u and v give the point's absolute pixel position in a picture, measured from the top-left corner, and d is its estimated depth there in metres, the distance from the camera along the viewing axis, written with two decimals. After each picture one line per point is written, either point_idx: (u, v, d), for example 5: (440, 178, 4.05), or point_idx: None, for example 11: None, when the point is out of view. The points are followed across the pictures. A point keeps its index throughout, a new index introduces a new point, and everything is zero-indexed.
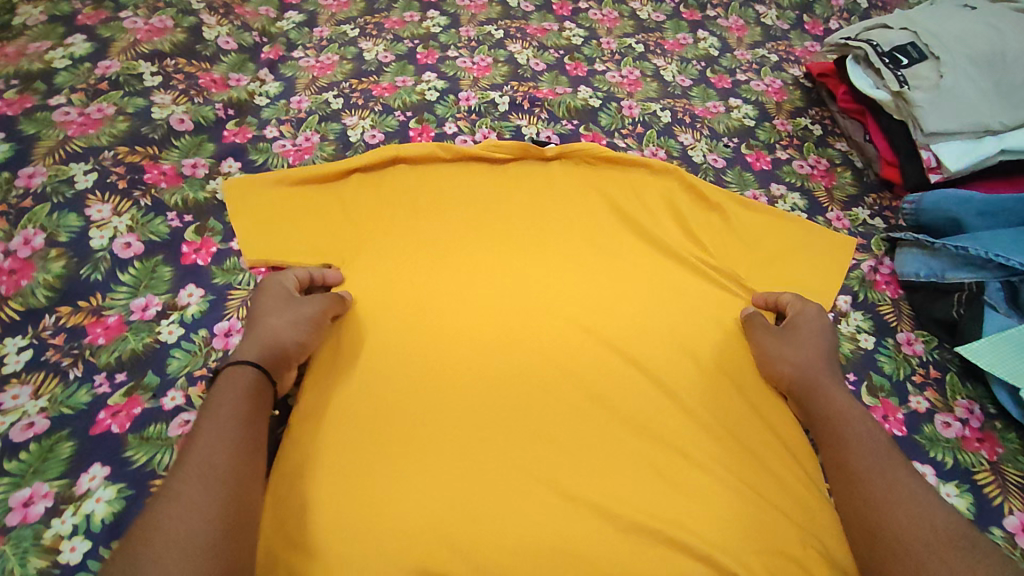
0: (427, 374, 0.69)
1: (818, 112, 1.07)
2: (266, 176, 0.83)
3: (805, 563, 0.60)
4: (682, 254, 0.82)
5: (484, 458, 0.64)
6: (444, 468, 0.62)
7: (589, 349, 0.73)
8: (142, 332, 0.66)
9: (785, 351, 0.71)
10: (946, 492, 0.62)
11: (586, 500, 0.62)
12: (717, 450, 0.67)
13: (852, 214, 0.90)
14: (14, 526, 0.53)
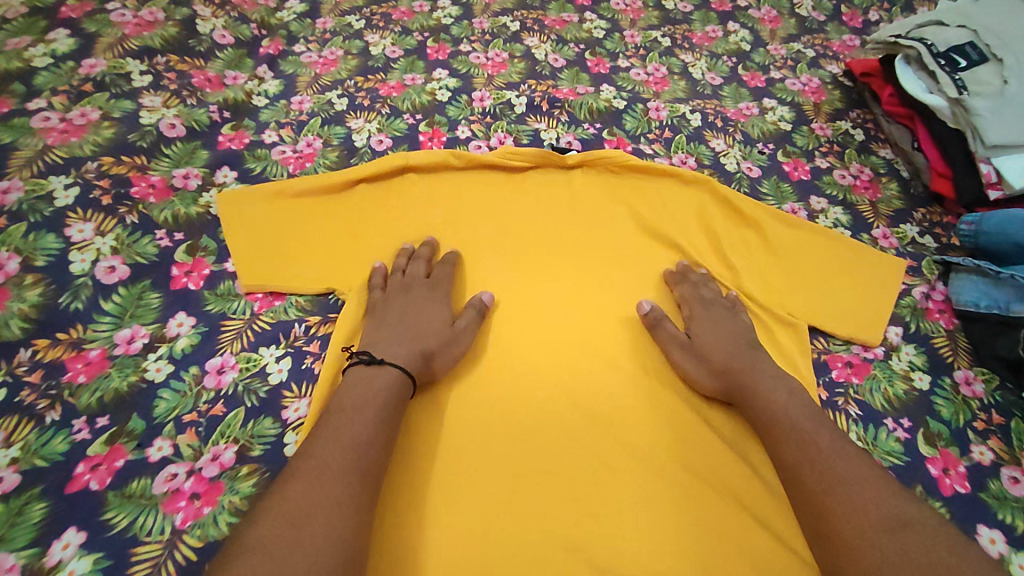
0: (457, 419, 0.64)
1: (860, 114, 0.99)
2: (261, 188, 0.76)
3: None
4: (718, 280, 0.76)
5: (505, 522, 0.59)
6: (474, 532, 0.58)
7: (617, 391, 0.67)
8: (127, 369, 0.61)
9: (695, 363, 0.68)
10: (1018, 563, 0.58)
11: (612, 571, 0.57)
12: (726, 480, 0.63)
13: (899, 231, 0.83)
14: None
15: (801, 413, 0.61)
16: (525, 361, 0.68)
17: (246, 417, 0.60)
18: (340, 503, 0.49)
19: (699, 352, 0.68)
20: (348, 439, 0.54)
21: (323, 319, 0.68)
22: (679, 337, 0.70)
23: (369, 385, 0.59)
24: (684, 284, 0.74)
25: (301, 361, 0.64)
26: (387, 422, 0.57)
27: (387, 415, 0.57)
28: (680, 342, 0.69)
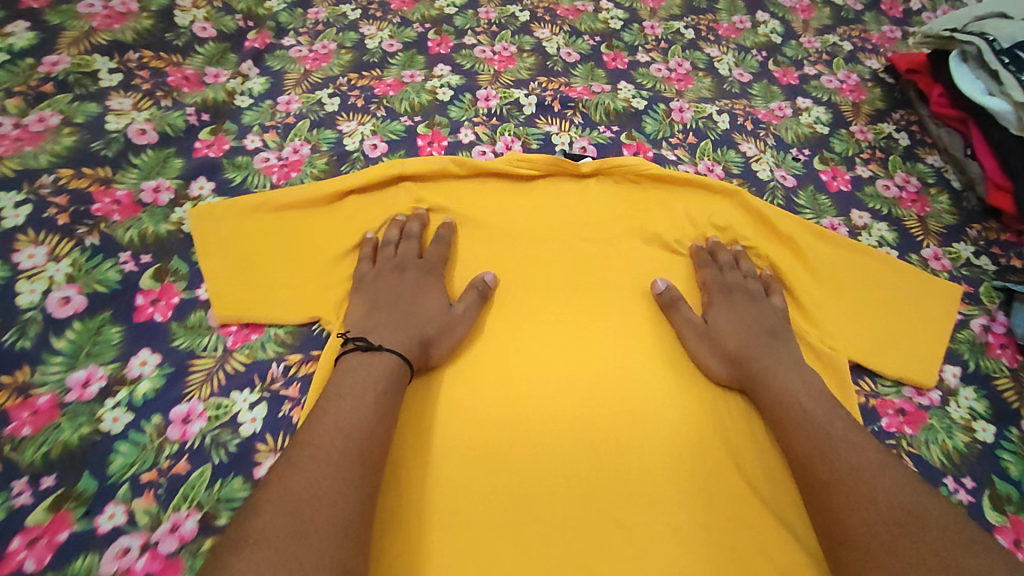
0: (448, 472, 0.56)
1: (904, 116, 0.90)
2: (237, 203, 0.68)
3: None
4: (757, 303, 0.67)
5: None
6: None
7: (640, 441, 0.58)
8: (80, 417, 0.55)
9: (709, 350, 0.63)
10: None
11: None
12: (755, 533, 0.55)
13: (953, 251, 0.75)
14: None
15: (821, 406, 0.57)
16: (532, 404, 0.59)
17: (212, 475, 0.54)
18: (339, 492, 0.46)
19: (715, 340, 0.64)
20: (345, 424, 0.50)
21: (304, 357, 0.61)
22: (694, 322, 0.65)
23: (366, 368, 0.55)
24: (708, 267, 0.70)
25: (278, 407, 0.58)
26: (387, 408, 0.53)
27: (387, 400, 0.54)
28: (693, 325, 0.65)
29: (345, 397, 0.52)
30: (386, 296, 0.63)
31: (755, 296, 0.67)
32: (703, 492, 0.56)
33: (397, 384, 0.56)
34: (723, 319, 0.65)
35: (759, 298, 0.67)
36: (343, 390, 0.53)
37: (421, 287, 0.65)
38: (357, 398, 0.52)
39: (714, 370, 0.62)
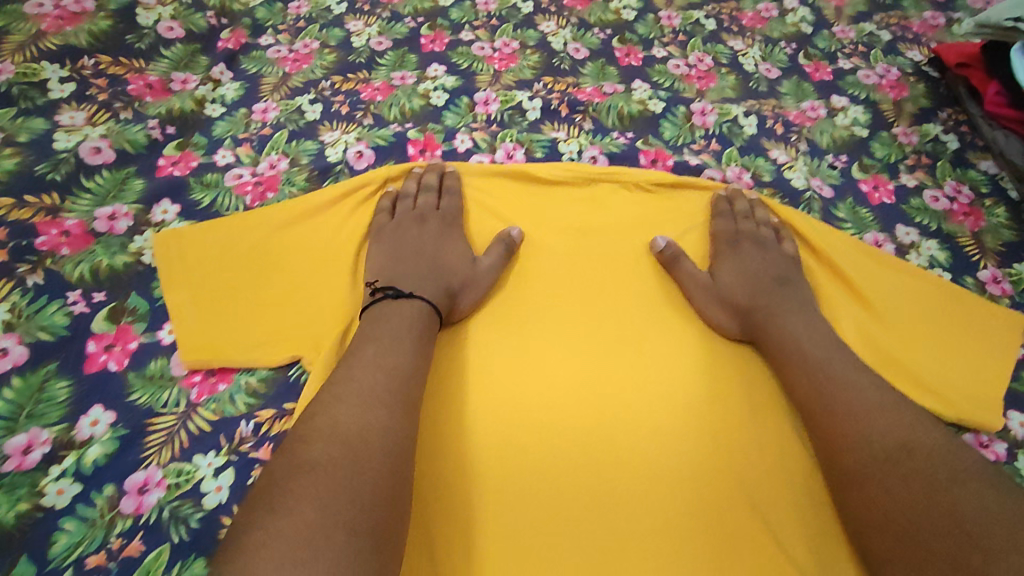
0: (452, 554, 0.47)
1: (952, 115, 0.81)
2: (209, 229, 0.60)
3: None
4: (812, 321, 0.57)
5: None
6: None
7: (669, 501, 0.50)
8: (19, 491, 0.47)
9: (709, 293, 0.60)
10: None
11: None
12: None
13: (1013, 272, 0.67)
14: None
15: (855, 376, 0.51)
16: (536, 468, 0.50)
17: (169, 560, 0.46)
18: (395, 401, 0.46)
19: (719, 292, 0.60)
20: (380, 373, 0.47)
21: (278, 412, 0.53)
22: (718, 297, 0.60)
23: (398, 318, 0.53)
24: (723, 217, 0.66)
25: (247, 475, 0.50)
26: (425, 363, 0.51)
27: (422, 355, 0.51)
28: (696, 276, 0.61)
29: (380, 343, 0.50)
30: (397, 250, 0.60)
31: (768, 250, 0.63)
32: None
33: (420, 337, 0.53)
34: (741, 279, 0.61)
35: (770, 246, 0.64)
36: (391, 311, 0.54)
37: (441, 239, 0.62)
38: (394, 348, 0.50)
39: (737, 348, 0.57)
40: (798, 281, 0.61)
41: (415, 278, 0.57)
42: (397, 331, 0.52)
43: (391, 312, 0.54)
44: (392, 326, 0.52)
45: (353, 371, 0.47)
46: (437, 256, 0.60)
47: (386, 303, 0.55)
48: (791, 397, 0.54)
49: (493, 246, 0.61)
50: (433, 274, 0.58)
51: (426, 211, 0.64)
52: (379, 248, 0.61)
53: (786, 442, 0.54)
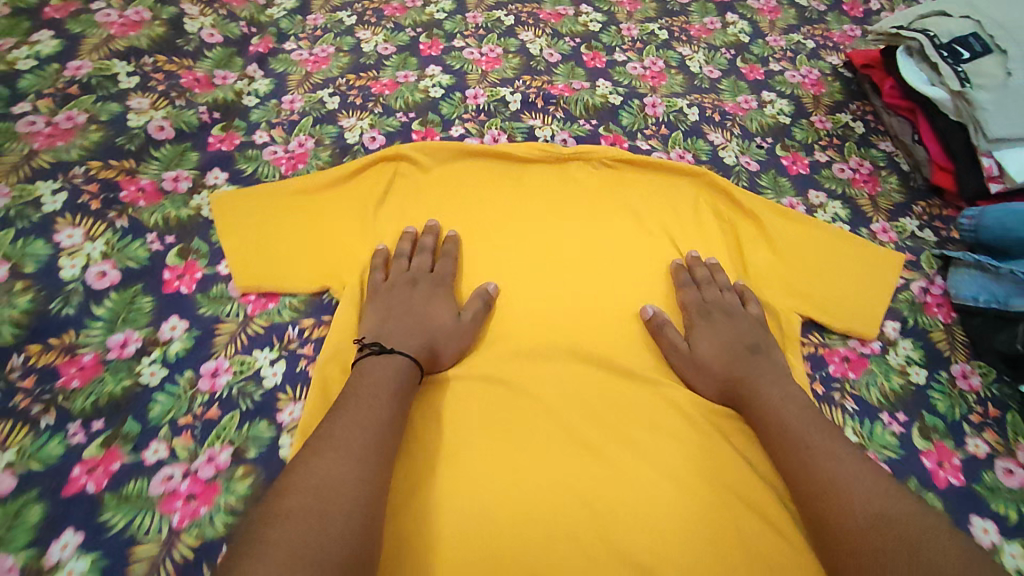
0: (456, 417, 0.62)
1: (860, 107, 0.97)
2: (256, 191, 0.75)
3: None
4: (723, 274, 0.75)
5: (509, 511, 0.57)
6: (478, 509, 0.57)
7: (617, 391, 0.65)
8: (121, 372, 0.61)
9: (694, 365, 0.66)
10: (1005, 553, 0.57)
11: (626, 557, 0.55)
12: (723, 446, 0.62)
13: (900, 225, 0.83)
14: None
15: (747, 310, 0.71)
16: (517, 365, 0.66)
17: (240, 421, 0.60)
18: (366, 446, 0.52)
19: (699, 359, 0.66)
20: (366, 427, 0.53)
21: (316, 321, 0.67)
22: (681, 348, 0.67)
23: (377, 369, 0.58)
24: (686, 286, 0.73)
25: (296, 363, 0.64)
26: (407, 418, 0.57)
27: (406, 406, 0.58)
28: (677, 346, 0.67)
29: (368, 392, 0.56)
30: (380, 309, 0.66)
31: (733, 309, 0.70)
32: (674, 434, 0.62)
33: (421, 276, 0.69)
34: (708, 334, 0.68)
35: (737, 311, 0.70)
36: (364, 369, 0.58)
37: (431, 297, 0.68)
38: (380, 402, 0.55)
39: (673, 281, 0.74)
40: (766, 340, 0.68)
41: (401, 334, 0.63)
42: (380, 380, 0.57)
43: (380, 368, 0.59)
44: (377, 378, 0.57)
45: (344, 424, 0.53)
46: (427, 313, 0.66)
47: (372, 357, 0.60)
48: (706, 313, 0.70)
49: (472, 300, 0.69)
50: (421, 332, 0.64)
51: (418, 272, 0.70)
52: (372, 308, 0.66)
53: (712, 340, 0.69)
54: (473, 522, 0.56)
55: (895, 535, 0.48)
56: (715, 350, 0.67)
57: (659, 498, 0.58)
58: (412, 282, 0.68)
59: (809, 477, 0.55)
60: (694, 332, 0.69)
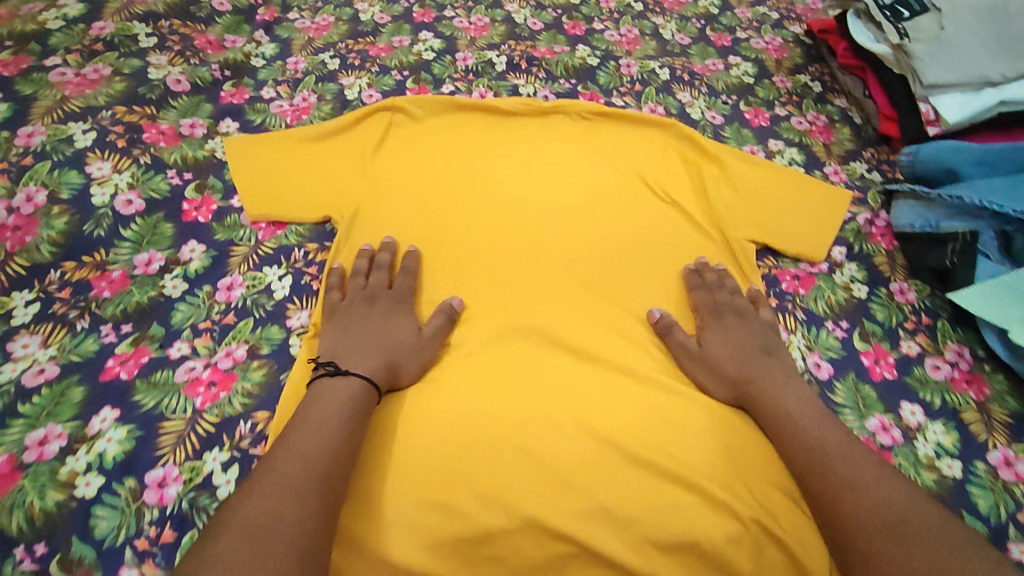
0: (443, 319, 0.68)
1: (818, 69, 1.06)
2: (263, 138, 0.83)
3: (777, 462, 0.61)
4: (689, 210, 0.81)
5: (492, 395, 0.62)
6: (464, 395, 0.62)
7: (591, 300, 0.72)
8: (147, 286, 0.68)
9: (705, 365, 0.66)
10: (929, 430, 0.64)
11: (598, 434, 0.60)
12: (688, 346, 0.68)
13: (850, 168, 0.91)
14: (31, 463, 0.55)
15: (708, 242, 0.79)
16: (501, 277, 0.73)
17: (254, 326, 0.67)
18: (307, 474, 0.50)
19: (709, 359, 0.66)
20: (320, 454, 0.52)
21: (320, 246, 0.75)
22: (689, 346, 0.67)
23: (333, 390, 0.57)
24: (697, 290, 0.72)
25: (301, 278, 0.72)
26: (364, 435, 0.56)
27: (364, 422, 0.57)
28: (688, 346, 0.67)
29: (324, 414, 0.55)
30: (339, 329, 0.64)
31: (744, 312, 0.70)
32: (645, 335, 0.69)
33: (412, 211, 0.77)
34: (719, 335, 0.68)
35: (749, 315, 0.70)
36: (313, 395, 0.57)
37: (390, 313, 0.67)
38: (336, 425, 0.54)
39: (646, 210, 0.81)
40: (777, 345, 0.68)
41: (359, 351, 0.61)
42: (334, 400, 0.56)
43: (337, 389, 0.57)
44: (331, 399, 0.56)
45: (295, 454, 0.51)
46: (385, 329, 0.64)
47: (327, 378, 0.59)
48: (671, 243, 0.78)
49: (435, 317, 0.67)
50: (380, 348, 0.62)
51: (375, 289, 0.68)
52: (328, 329, 0.65)
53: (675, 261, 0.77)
54: (455, 402, 0.61)
55: (912, 542, 0.49)
56: (725, 349, 0.66)
57: (627, 386, 0.64)
58: (371, 300, 0.67)
59: (822, 479, 0.55)
60: (706, 333, 0.68)
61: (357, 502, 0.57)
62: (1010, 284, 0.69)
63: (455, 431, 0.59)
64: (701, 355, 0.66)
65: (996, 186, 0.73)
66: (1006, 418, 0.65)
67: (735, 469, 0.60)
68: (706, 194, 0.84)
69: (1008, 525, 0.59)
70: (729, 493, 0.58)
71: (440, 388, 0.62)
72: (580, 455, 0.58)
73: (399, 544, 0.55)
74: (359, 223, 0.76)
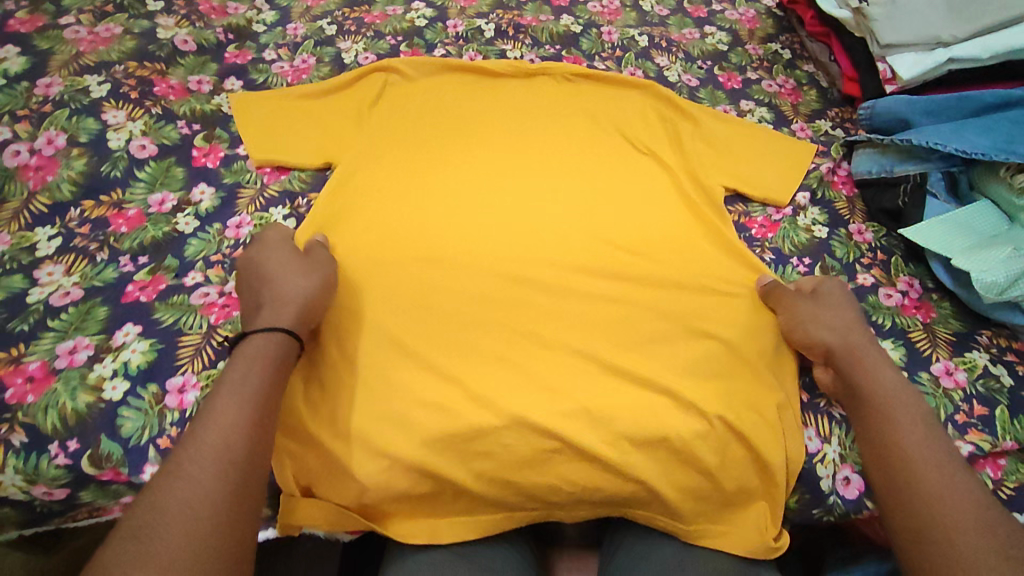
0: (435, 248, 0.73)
1: (788, 38, 1.12)
2: (262, 95, 0.86)
3: (743, 373, 0.66)
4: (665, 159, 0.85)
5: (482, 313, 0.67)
6: (454, 313, 0.67)
7: (574, 232, 0.76)
8: (161, 223, 0.73)
9: (808, 316, 0.68)
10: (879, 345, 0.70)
11: (578, 346, 0.66)
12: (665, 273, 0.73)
13: (816, 125, 0.97)
14: (62, 369, 0.61)
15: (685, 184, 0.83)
16: (488, 209, 0.77)
17: None
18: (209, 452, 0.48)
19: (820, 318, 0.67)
20: (222, 447, 0.49)
21: (321, 194, 0.80)
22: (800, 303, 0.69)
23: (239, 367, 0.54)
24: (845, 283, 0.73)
25: (304, 222, 0.77)
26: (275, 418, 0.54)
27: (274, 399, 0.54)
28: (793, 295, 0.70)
29: (231, 399, 0.52)
30: (237, 295, 0.66)
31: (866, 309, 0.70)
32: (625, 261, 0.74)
33: (406, 155, 0.81)
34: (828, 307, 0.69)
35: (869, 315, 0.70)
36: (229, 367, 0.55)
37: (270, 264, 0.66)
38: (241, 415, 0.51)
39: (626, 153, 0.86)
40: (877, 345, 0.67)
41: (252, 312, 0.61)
42: (239, 378, 0.53)
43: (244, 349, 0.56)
44: (236, 382, 0.52)
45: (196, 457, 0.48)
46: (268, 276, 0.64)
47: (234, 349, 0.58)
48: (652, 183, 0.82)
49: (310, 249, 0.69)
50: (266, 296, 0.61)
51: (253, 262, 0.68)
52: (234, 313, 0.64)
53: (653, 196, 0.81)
54: (448, 320, 0.67)
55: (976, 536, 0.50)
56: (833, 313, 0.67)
57: (607, 305, 0.69)
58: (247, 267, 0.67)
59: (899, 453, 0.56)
60: (819, 294, 0.70)
61: (357, 405, 0.62)
62: (951, 220, 0.76)
63: (447, 344, 0.65)
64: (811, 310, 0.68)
65: (939, 131, 0.78)
66: (949, 336, 0.72)
67: (702, 376, 0.65)
68: (681, 145, 0.88)
69: (947, 424, 0.65)
70: (695, 395, 0.63)
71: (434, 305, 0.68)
72: (559, 364, 0.64)
73: (398, 438, 0.60)
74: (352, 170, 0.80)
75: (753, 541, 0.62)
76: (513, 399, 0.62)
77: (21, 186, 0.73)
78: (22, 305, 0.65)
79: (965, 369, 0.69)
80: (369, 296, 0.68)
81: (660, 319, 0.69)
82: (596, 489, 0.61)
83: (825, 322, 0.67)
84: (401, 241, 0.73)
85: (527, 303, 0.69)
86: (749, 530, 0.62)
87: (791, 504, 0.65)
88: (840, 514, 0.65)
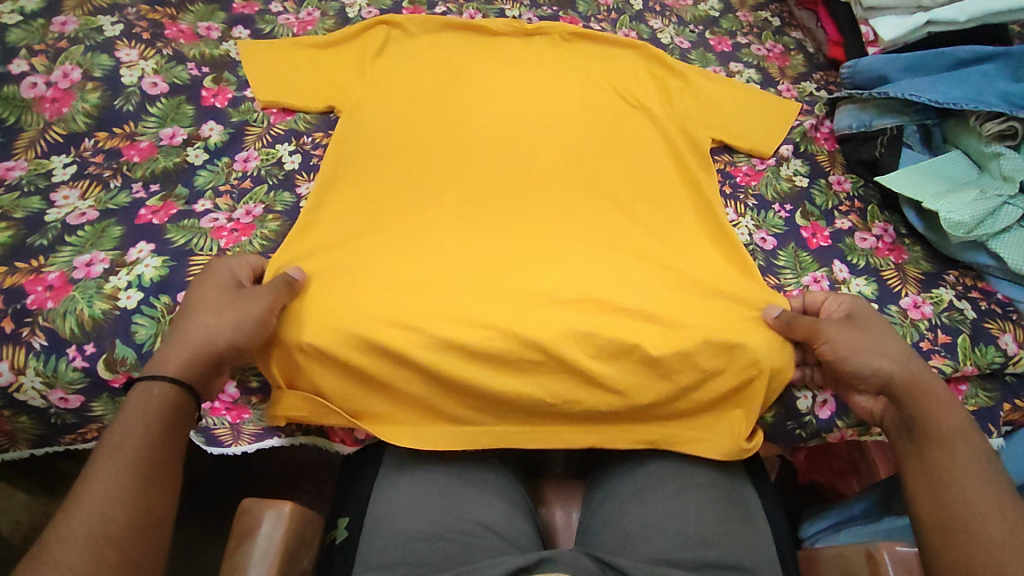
0: (435, 184, 0.77)
1: (779, 7, 1.16)
2: (267, 44, 0.88)
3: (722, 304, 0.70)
4: (651, 109, 0.88)
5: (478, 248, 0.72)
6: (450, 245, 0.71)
7: (567, 177, 0.80)
8: (171, 154, 0.77)
9: (856, 349, 0.63)
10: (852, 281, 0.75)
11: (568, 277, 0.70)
12: (649, 214, 0.77)
13: (801, 87, 1.01)
14: (80, 279, 0.64)
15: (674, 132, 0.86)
16: (485, 154, 0.81)
17: (268, 190, 0.76)
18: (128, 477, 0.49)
19: (860, 340, 0.63)
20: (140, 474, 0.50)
21: (326, 134, 0.83)
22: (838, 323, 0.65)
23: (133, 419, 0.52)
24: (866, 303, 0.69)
25: (309, 157, 0.80)
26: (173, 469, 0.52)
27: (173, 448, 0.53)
28: (835, 322, 0.65)
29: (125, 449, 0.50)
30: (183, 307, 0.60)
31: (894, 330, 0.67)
32: (614, 203, 0.77)
33: (406, 102, 0.85)
34: (862, 329, 0.65)
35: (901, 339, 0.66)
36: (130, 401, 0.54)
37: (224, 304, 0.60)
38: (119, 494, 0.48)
39: (618, 106, 0.89)
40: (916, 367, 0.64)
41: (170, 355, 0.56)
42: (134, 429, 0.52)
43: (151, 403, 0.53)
44: (150, 411, 0.53)
45: (75, 534, 0.46)
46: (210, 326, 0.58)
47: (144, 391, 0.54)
48: (642, 134, 0.85)
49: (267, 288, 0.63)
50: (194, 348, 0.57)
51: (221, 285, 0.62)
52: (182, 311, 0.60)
53: (643, 145, 0.84)
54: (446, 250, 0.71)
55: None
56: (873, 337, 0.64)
57: (594, 240, 0.74)
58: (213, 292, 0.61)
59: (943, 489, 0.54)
60: (857, 320, 0.66)
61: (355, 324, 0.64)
62: (925, 166, 0.80)
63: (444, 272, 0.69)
64: (846, 335, 0.64)
65: (917, 84, 0.82)
66: (919, 275, 0.77)
67: (682, 306, 0.69)
68: (669, 100, 0.91)
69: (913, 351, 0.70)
70: (679, 322, 0.67)
71: (431, 236, 0.72)
72: (549, 291, 0.68)
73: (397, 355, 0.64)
74: (352, 113, 0.83)
75: (728, 446, 0.66)
76: (506, 317, 0.66)
77: (37, 117, 0.76)
78: (41, 223, 0.68)
79: (931, 302, 0.74)
80: (374, 226, 0.72)
81: (645, 253, 0.72)
82: (582, 402, 0.65)
83: (866, 346, 0.63)
84: (402, 178, 0.77)
85: (519, 241, 0.73)
86: (726, 436, 0.66)
87: (768, 418, 0.70)
88: (812, 431, 0.71)
